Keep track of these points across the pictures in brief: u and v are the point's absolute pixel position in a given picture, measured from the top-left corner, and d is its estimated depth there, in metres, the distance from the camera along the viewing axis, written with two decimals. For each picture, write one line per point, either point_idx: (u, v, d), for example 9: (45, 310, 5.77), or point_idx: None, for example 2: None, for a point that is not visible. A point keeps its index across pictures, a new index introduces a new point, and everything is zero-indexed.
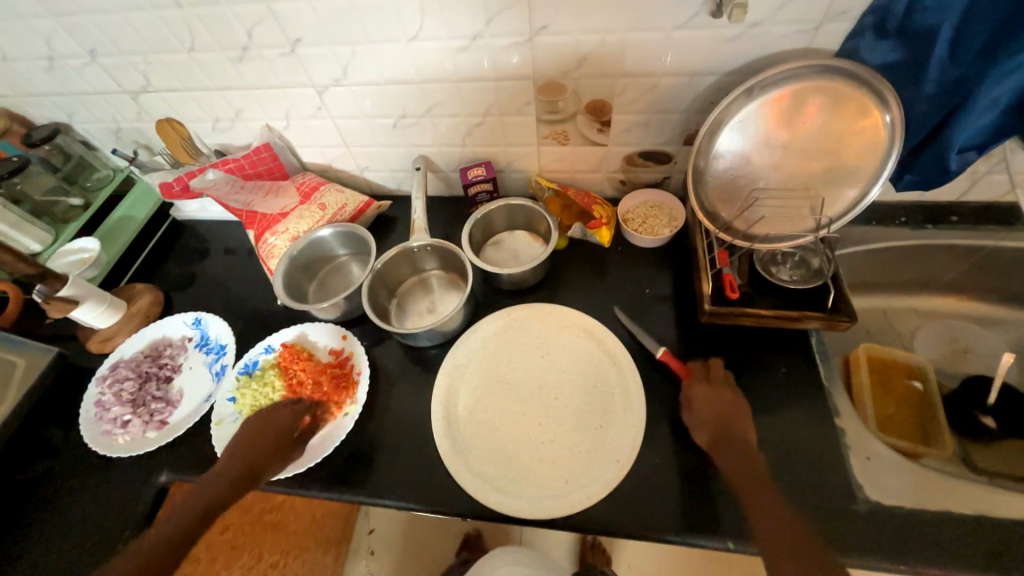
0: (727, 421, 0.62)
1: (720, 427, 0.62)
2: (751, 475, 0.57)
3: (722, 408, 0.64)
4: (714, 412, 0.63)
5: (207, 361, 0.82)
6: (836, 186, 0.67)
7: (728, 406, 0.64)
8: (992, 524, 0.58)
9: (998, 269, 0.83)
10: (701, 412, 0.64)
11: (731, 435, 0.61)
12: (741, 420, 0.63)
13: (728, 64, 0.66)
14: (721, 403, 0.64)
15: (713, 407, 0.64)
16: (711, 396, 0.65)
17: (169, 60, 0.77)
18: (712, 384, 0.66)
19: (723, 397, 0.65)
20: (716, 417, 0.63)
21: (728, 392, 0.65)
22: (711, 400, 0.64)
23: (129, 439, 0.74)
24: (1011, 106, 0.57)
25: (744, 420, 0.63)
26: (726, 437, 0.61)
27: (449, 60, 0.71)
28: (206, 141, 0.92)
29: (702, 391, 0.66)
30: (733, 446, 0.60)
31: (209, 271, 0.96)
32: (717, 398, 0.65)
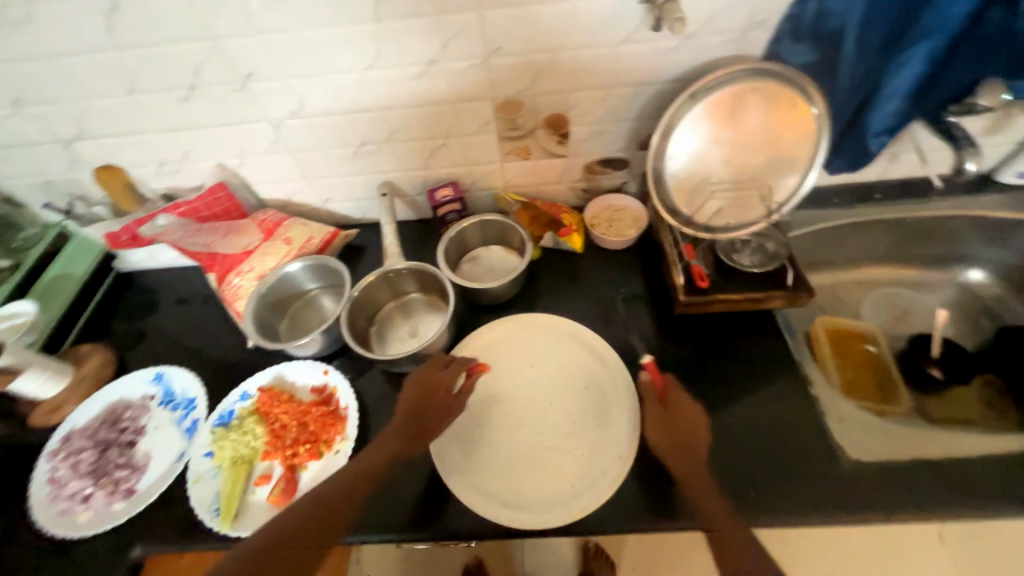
0: (686, 434, 0.65)
1: (677, 439, 0.64)
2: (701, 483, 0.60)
3: (683, 420, 0.66)
4: (672, 426, 0.65)
5: (175, 418, 0.76)
6: (779, 175, 0.73)
7: (690, 420, 0.66)
8: (955, 464, 0.63)
9: (921, 237, 0.94)
10: (664, 425, 0.66)
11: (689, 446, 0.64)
12: (694, 428, 0.66)
13: (670, 73, 0.71)
14: (683, 418, 0.66)
15: (674, 420, 0.66)
16: (676, 411, 0.67)
17: (107, 104, 0.73)
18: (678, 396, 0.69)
19: (685, 409, 0.67)
20: (676, 430, 0.65)
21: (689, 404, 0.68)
22: (672, 415, 0.67)
23: (93, 516, 0.67)
24: (910, 93, 0.65)
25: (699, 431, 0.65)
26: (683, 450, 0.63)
27: (406, 85, 0.73)
28: (152, 187, 0.88)
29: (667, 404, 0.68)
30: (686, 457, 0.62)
31: (166, 322, 0.89)
32: (679, 411, 0.67)
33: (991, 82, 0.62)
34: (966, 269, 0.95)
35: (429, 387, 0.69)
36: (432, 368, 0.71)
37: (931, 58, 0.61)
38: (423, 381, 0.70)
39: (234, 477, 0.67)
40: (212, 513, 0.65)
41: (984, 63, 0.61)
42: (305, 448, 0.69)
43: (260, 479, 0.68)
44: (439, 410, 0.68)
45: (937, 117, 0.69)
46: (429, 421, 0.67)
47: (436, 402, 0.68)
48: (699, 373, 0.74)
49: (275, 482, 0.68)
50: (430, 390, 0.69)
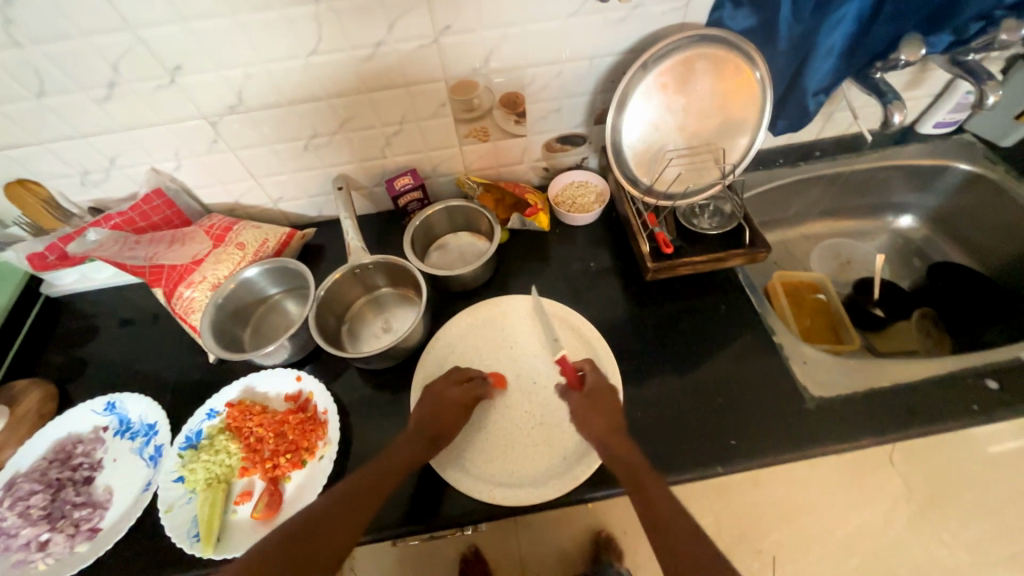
0: (609, 412, 0.64)
1: (603, 419, 0.63)
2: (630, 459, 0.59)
3: (602, 399, 0.65)
4: (597, 409, 0.64)
5: (136, 446, 0.70)
6: (730, 137, 0.76)
7: (608, 396, 0.65)
8: (905, 390, 0.70)
9: (857, 190, 1.01)
10: (584, 409, 0.65)
11: (613, 423, 0.62)
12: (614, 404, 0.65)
13: (620, 44, 0.72)
14: (601, 395, 0.66)
15: (594, 401, 0.65)
16: (596, 391, 0.66)
17: (12, 109, 0.65)
18: (591, 376, 0.68)
19: (601, 386, 0.67)
20: (596, 411, 0.64)
21: (604, 382, 0.67)
22: (592, 397, 0.65)
23: (54, 562, 0.61)
24: (841, 52, 0.69)
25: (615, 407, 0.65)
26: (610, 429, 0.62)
27: (354, 71, 0.69)
28: (76, 200, 0.79)
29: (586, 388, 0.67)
30: (614, 435, 0.61)
31: (111, 347, 0.82)
32: (597, 390, 0.66)
33: (911, 38, 0.65)
34: (897, 216, 1.04)
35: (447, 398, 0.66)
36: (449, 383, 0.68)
37: (859, 15, 0.65)
38: (439, 396, 0.66)
39: (212, 498, 0.63)
40: (192, 540, 0.61)
41: (907, 17, 0.65)
42: (287, 458, 0.66)
43: (241, 497, 0.65)
44: (454, 422, 0.65)
45: (865, 75, 0.74)
46: (445, 432, 0.64)
47: (449, 414, 0.65)
48: (673, 336, 0.77)
49: (258, 497, 0.65)
50: (447, 405, 0.66)
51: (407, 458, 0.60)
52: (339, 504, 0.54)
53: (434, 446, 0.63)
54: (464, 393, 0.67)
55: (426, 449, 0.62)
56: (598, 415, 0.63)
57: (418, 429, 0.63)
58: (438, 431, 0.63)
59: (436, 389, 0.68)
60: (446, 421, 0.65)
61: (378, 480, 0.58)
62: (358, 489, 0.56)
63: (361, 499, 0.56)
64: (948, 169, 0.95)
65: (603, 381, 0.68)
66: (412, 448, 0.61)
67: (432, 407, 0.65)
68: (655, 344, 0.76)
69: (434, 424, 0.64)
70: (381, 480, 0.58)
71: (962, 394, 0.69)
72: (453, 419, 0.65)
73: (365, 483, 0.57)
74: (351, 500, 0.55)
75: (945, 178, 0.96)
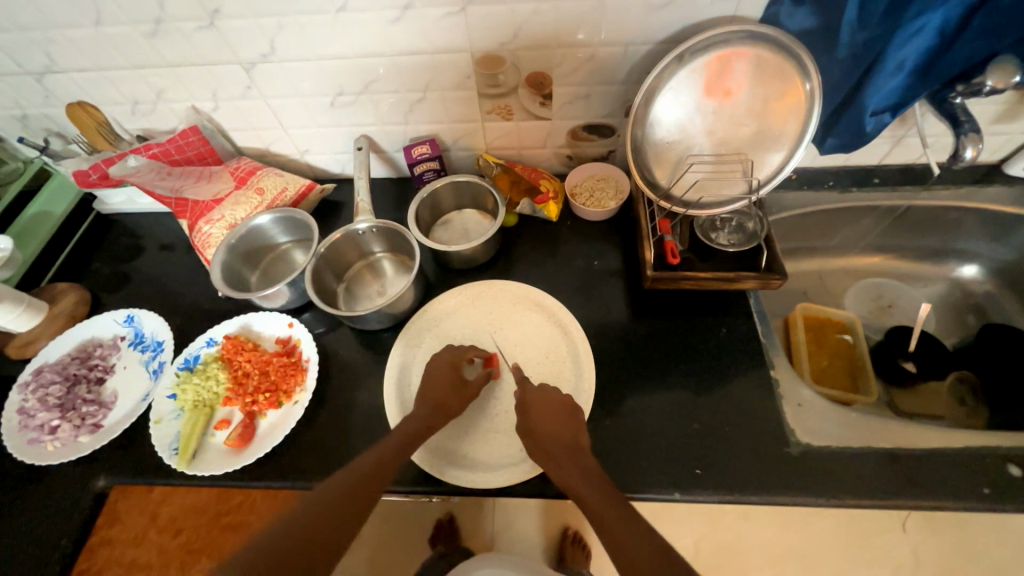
0: (564, 429, 0.60)
1: (556, 434, 0.59)
2: (585, 478, 0.54)
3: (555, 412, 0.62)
4: (549, 426, 0.60)
5: (144, 359, 0.78)
6: (764, 150, 0.70)
7: (560, 409, 0.62)
8: (907, 456, 0.63)
9: (915, 227, 0.90)
10: (535, 425, 0.61)
11: (568, 439, 0.59)
12: (573, 420, 0.61)
13: (661, 33, 0.67)
14: (553, 409, 0.62)
15: (546, 415, 0.61)
16: (543, 404, 0.62)
17: (74, 35, 0.71)
18: (539, 389, 0.65)
19: (552, 399, 0.63)
20: (550, 426, 0.60)
21: (557, 395, 0.64)
22: (542, 413, 0.62)
23: (60, 446, 0.70)
24: (915, 69, 0.60)
25: (578, 425, 0.61)
26: (564, 444, 0.58)
27: (382, 32, 0.69)
28: (126, 127, 0.86)
29: (534, 399, 0.63)
30: (565, 453, 0.57)
31: (141, 266, 0.90)
32: (547, 404, 0.63)
33: (1004, 62, 0.56)
34: (960, 264, 0.93)
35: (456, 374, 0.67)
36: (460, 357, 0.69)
37: (942, 28, 0.57)
38: (444, 359, 0.68)
39: (195, 419, 0.69)
40: (170, 452, 0.67)
41: (1000, 35, 0.55)
42: (265, 397, 0.70)
43: (220, 423, 0.71)
44: (459, 389, 0.66)
45: (944, 98, 0.64)
46: (450, 401, 0.65)
47: (450, 381, 0.66)
48: (662, 350, 0.74)
49: (234, 426, 0.70)
50: (449, 367, 0.68)
51: (394, 451, 0.59)
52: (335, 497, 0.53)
53: (441, 413, 0.64)
54: (460, 357, 0.69)
55: (433, 415, 0.63)
56: (551, 430, 0.60)
57: (425, 397, 0.65)
58: (441, 397, 0.65)
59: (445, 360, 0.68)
60: (448, 391, 0.66)
61: (373, 476, 0.56)
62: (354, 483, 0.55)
63: (360, 494, 0.54)
64: None
65: (557, 394, 0.64)
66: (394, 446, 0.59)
67: (433, 371, 0.67)
68: (642, 356, 0.73)
69: (439, 387, 0.66)
70: (376, 476, 0.56)
71: (975, 475, 0.61)
72: (454, 383, 0.66)
73: (361, 477, 0.55)
74: (348, 498, 0.53)
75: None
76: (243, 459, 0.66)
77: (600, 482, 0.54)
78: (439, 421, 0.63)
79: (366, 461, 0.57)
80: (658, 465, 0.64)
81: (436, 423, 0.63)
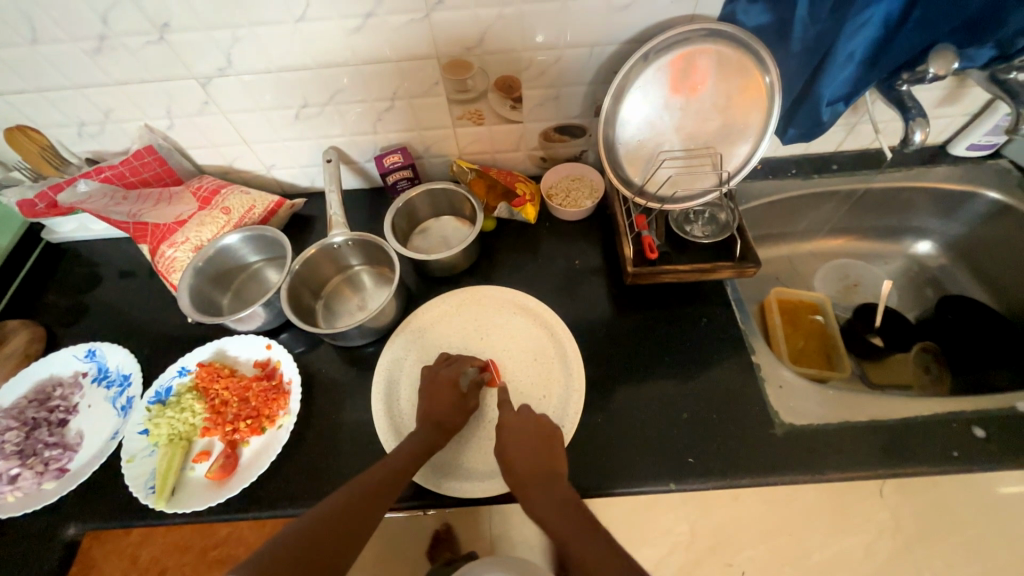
0: (541, 455, 0.60)
1: (532, 462, 0.59)
2: (559, 509, 0.54)
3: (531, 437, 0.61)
4: (523, 452, 0.60)
5: (110, 395, 0.73)
6: (731, 143, 0.73)
7: (537, 433, 0.62)
8: (883, 427, 0.66)
9: (873, 209, 0.95)
10: (510, 452, 0.60)
11: (543, 466, 0.58)
12: (549, 445, 0.61)
13: (624, 33, 0.68)
14: (530, 435, 0.62)
15: (521, 441, 0.61)
16: (518, 431, 0.62)
17: (6, 55, 0.66)
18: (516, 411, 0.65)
19: (527, 422, 0.63)
20: (525, 453, 0.60)
21: (534, 417, 0.64)
22: (518, 438, 0.61)
23: (22, 496, 0.65)
24: (863, 58, 0.63)
25: (555, 450, 0.61)
26: (539, 473, 0.58)
27: (344, 42, 0.67)
28: (73, 150, 0.81)
29: (510, 424, 0.63)
30: (540, 482, 0.57)
31: (100, 297, 0.85)
32: (524, 428, 0.62)
33: (943, 49, 0.60)
34: (915, 241, 0.98)
35: (450, 392, 0.66)
36: (451, 372, 0.68)
37: (885, 20, 0.59)
38: (438, 378, 0.67)
39: (171, 454, 0.66)
40: (146, 491, 0.63)
41: (936, 25, 0.59)
42: (246, 424, 0.67)
43: (199, 456, 0.67)
44: (457, 406, 0.65)
45: (891, 86, 0.68)
46: (448, 418, 0.64)
47: (449, 399, 0.65)
48: (647, 344, 0.75)
49: (215, 457, 0.67)
50: (444, 385, 0.66)
51: (395, 468, 0.58)
52: (339, 512, 0.52)
53: (442, 432, 0.63)
54: (455, 373, 0.67)
55: (435, 434, 0.63)
56: (527, 458, 0.59)
57: (425, 417, 0.64)
58: (440, 416, 0.64)
59: (438, 380, 0.67)
60: (446, 408, 0.65)
61: (377, 491, 0.55)
62: (359, 498, 0.54)
63: (364, 509, 0.53)
64: (977, 196, 0.88)
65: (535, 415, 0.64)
66: (393, 464, 0.59)
67: (430, 390, 0.66)
68: (629, 351, 0.74)
69: (437, 407, 0.65)
70: (381, 492, 0.55)
71: (944, 439, 0.65)
72: (452, 401, 0.65)
73: (365, 493, 0.55)
74: (352, 514, 0.52)
75: (972, 205, 0.89)
76: (225, 492, 0.63)
77: (576, 513, 0.54)
78: (441, 441, 0.63)
79: (369, 477, 0.57)
80: (651, 458, 0.65)
81: (438, 442, 0.62)
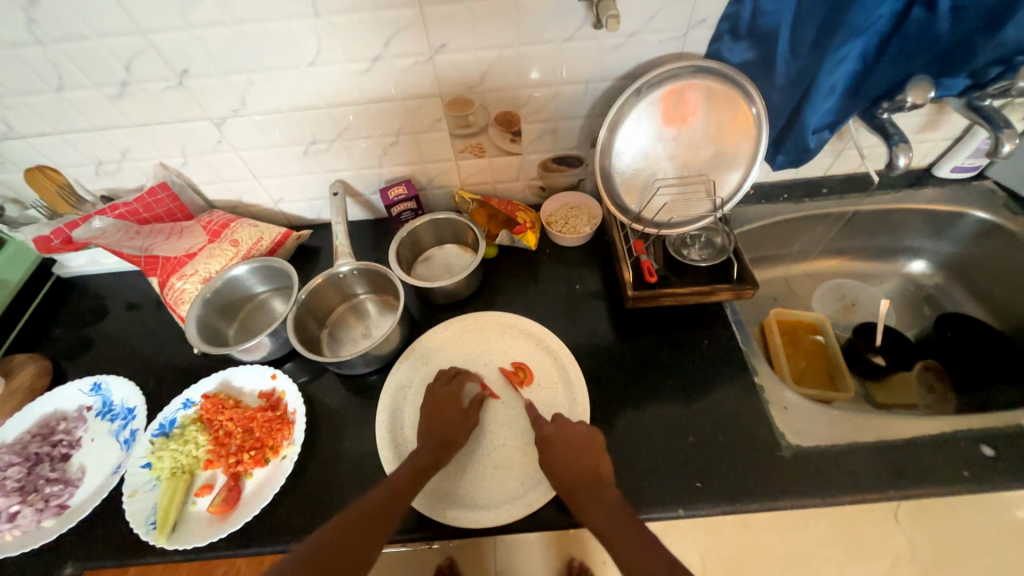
0: (579, 463, 0.59)
1: (574, 468, 0.59)
2: (609, 522, 0.53)
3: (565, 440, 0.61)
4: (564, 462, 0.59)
5: (114, 429, 0.73)
6: (723, 170, 0.76)
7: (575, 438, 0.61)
8: (890, 448, 0.66)
9: (865, 230, 0.97)
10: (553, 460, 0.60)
11: (588, 473, 0.58)
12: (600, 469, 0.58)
13: (618, 70, 0.72)
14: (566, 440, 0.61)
15: (572, 474, 0.58)
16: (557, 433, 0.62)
17: (33, 101, 0.69)
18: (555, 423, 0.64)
19: (570, 431, 0.62)
20: (570, 463, 0.59)
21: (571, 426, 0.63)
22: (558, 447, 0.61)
23: (20, 534, 0.64)
24: (845, 90, 0.67)
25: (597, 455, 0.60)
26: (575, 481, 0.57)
27: (352, 83, 0.71)
28: (89, 188, 0.84)
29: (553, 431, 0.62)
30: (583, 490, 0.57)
31: (107, 330, 0.86)
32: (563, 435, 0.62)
33: (919, 81, 0.62)
34: (909, 260, 1.00)
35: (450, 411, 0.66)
36: (452, 392, 0.68)
37: (862, 55, 0.63)
38: (441, 396, 0.68)
39: (172, 488, 0.65)
40: (148, 527, 0.62)
41: (912, 59, 0.62)
42: (249, 456, 0.67)
43: (201, 489, 0.67)
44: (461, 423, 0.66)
45: (873, 115, 0.71)
46: (453, 436, 0.64)
47: (452, 418, 0.66)
48: (650, 367, 0.75)
49: (218, 491, 0.66)
50: (446, 403, 0.67)
51: (400, 486, 0.58)
52: (351, 534, 0.52)
53: (449, 450, 0.63)
54: (457, 392, 0.68)
55: (442, 452, 0.63)
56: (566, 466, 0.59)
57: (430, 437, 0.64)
58: (446, 435, 0.64)
59: (435, 402, 0.67)
60: (449, 424, 0.65)
61: (385, 511, 0.55)
62: (366, 518, 0.54)
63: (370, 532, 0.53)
64: (965, 216, 0.90)
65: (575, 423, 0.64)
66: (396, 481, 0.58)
67: (432, 409, 0.66)
68: (631, 375, 0.74)
69: (441, 427, 0.65)
70: (387, 508, 0.55)
71: (954, 458, 0.65)
72: (455, 418, 0.66)
73: (376, 510, 0.55)
74: (365, 534, 0.52)
75: (961, 224, 0.91)
76: (227, 527, 0.62)
77: (627, 525, 0.53)
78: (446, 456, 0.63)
79: (373, 498, 0.56)
80: (660, 482, 0.64)
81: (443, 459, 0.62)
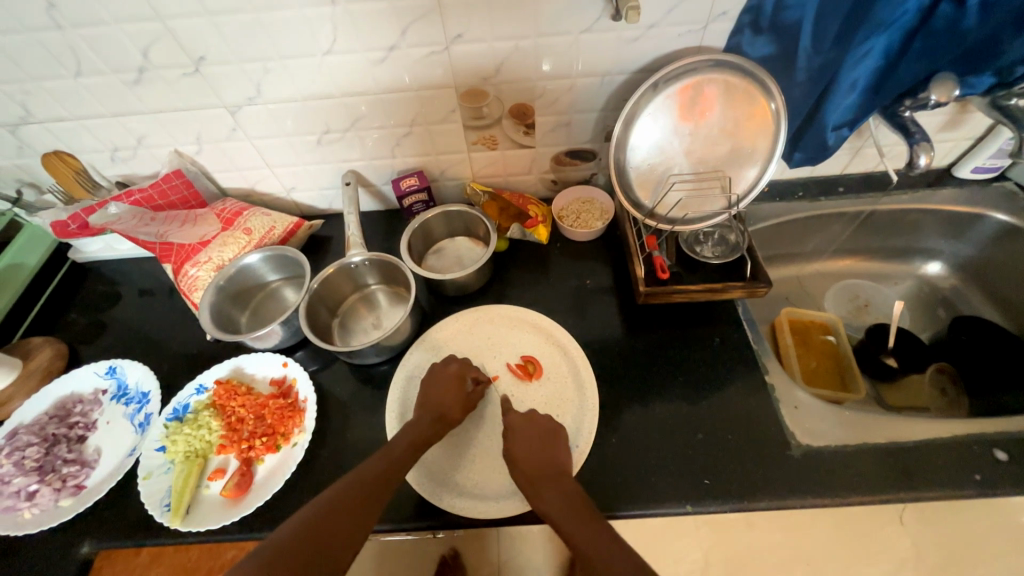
0: (546, 459, 0.60)
1: (539, 463, 0.60)
2: (572, 512, 0.53)
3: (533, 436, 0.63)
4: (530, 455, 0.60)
5: (129, 412, 0.74)
6: (739, 166, 0.75)
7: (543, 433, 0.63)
8: (899, 449, 0.65)
9: (880, 230, 0.96)
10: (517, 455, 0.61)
11: (553, 468, 0.59)
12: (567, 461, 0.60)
13: (635, 63, 0.71)
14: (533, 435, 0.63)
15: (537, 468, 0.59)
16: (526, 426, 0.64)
17: (51, 86, 0.70)
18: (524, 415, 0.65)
19: (537, 428, 0.63)
20: (536, 457, 0.60)
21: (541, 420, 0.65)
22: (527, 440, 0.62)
23: (39, 513, 0.65)
24: (867, 88, 0.65)
25: (561, 450, 0.62)
26: (546, 473, 0.58)
27: (367, 72, 0.71)
28: (105, 174, 0.85)
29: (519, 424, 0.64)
30: (547, 482, 0.57)
31: (120, 316, 0.87)
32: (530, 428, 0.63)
33: (944, 77, 0.61)
34: (925, 261, 0.98)
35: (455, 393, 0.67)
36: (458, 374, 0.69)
37: (887, 49, 0.61)
38: (449, 375, 0.68)
39: (186, 471, 0.66)
40: (162, 509, 0.63)
41: (937, 55, 0.61)
42: (261, 442, 0.68)
43: (214, 473, 0.67)
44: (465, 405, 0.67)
45: (893, 113, 0.70)
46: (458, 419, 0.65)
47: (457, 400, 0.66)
48: (660, 363, 0.75)
49: (230, 475, 0.67)
50: (451, 384, 0.68)
51: (396, 460, 0.58)
52: (341, 506, 0.52)
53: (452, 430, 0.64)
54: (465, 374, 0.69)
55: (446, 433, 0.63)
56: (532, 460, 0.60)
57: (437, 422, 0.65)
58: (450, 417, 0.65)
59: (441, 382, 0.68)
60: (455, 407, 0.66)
61: (376, 487, 0.55)
62: (360, 491, 0.54)
63: (361, 508, 0.53)
64: (984, 218, 0.89)
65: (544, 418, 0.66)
66: (392, 454, 0.59)
67: (437, 392, 0.67)
68: (641, 372, 0.74)
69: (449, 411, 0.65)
70: (379, 484, 0.55)
71: (964, 461, 0.64)
72: (460, 401, 0.67)
73: (370, 486, 0.55)
74: (356, 510, 0.52)
75: (981, 226, 0.90)
76: (239, 510, 0.63)
77: (589, 515, 0.53)
78: (439, 433, 0.63)
79: (367, 470, 0.56)
80: (668, 478, 0.65)
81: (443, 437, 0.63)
